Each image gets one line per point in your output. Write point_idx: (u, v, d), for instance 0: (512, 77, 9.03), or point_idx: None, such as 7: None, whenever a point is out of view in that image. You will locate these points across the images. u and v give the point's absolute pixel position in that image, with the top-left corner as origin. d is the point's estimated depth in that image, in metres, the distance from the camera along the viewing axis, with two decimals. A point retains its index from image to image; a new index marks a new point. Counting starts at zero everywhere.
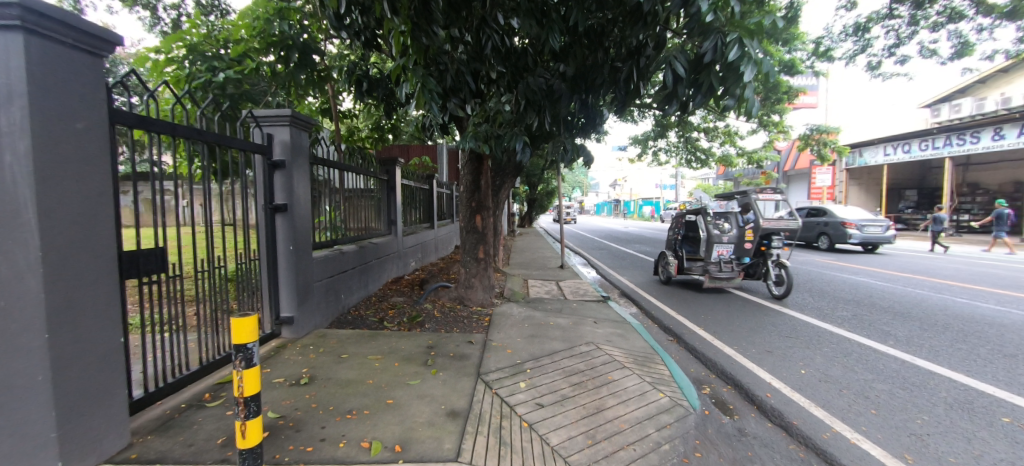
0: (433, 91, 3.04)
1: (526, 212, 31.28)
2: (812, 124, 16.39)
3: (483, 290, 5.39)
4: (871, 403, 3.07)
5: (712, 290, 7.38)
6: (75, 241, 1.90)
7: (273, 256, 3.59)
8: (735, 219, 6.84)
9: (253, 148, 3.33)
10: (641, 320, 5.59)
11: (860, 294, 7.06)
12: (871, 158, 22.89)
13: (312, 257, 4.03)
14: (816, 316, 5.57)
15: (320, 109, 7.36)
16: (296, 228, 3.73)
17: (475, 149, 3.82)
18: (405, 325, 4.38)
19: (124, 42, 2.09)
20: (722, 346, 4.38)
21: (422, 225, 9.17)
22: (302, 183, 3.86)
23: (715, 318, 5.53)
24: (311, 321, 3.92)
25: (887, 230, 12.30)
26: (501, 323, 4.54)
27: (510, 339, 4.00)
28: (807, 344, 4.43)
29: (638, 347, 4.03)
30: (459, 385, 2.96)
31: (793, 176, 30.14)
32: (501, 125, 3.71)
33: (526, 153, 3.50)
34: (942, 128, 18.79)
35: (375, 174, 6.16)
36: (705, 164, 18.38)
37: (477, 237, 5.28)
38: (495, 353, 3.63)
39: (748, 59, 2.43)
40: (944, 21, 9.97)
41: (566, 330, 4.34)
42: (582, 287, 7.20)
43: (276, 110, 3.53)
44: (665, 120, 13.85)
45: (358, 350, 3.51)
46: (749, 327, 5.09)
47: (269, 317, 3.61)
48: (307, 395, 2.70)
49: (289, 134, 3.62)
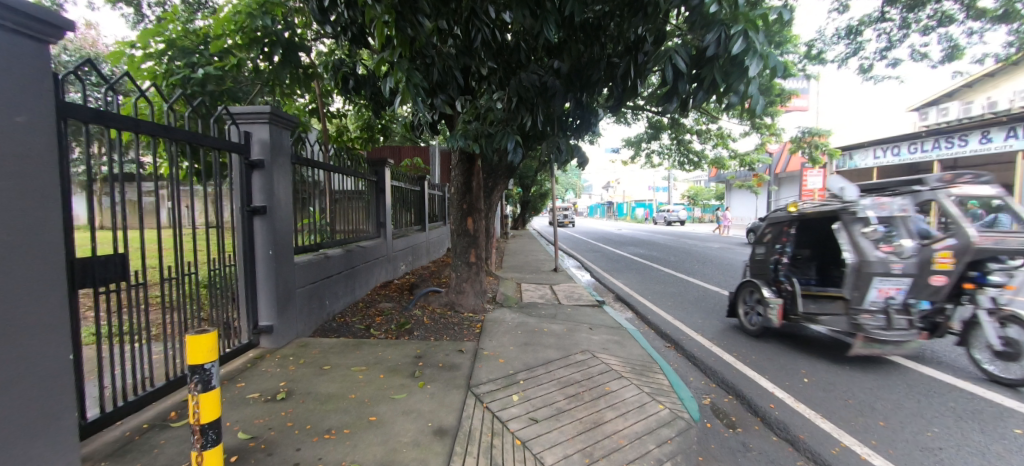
0: (419, 86, 2.87)
1: (519, 214, 31.11)
2: (804, 126, 16.48)
3: (474, 295, 5.22)
4: (878, 415, 2.95)
5: (709, 293, 7.28)
6: (13, 248, 1.69)
7: (250, 262, 3.38)
8: (907, 227, 3.50)
9: (228, 146, 3.11)
10: (638, 325, 5.46)
11: None
12: (861, 161, 23.14)
13: (293, 263, 3.82)
14: None
15: (307, 109, 7.15)
16: (276, 232, 3.51)
17: (465, 148, 3.61)
18: (393, 333, 4.19)
19: (75, 28, 1.88)
20: (721, 353, 4.26)
21: (413, 227, 8.97)
22: (282, 184, 3.65)
23: (712, 323, 5.41)
24: (291, 330, 3.70)
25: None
26: (493, 330, 4.36)
27: (502, 348, 3.82)
28: (807, 350, 4.32)
29: (635, 355, 3.88)
30: (448, 399, 2.77)
31: (784, 178, 30.45)
32: (492, 124, 3.53)
33: (517, 153, 3.33)
34: (931, 131, 19.03)
35: (364, 175, 5.99)
36: (697, 166, 18.35)
37: (468, 241, 5.11)
38: (486, 362, 3.46)
39: (753, 52, 2.31)
40: (933, 24, 10.04)
41: (561, 338, 4.18)
42: (577, 292, 7.04)
43: (254, 107, 3.32)
44: (659, 121, 13.80)
45: (341, 361, 3.31)
46: (747, 333, 4.97)
47: (246, 326, 3.40)
48: (282, 413, 2.49)
49: (268, 133, 3.40)
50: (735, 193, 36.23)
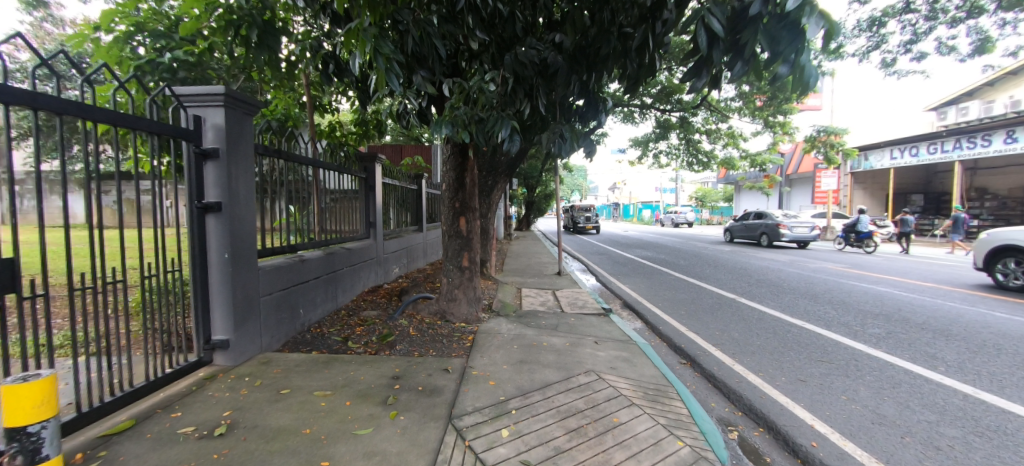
0: (389, 56, 2.35)
1: (524, 215, 30.45)
2: (819, 124, 15.79)
3: (468, 303, 4.73)
4: (947, 458, 2.44)
5: (725, 300, 6.73)
6: None
7: (203, 267, 2.91)
8: None
9: (172, 132, 2.64)
10: (648, 337, 4.95)
11: (887, 307, 6.42)
12: (877, 162, 22.35)
13: (259, 267, 3.36)
14: (846, 336, 4.91)
15: (294, 100, 6.69)
16: (235, 232, 3.04)
17: (452, 137, 3.08)
18: (373, 346, 3.73)
19: None
20: (746, 374, 3.73)
21: (409, 227, 8.53)
22: (243, 177, 3.18)
23: (732, 335, 4.89)
24: (253, 344, 3.22)
25: (811, 229, 15.99)
26: (486, 344, 3.88)
27: (493, 366, 3.34)
28: (844, 371, 3.80)
29: (648, 375, 3.38)
30: (422, 437, 2.27)
31: (795, 180, 29.69)
32: (483, 108, 3.05)
33: (511, 142, 2.83)
34: (951, 131, 18.26)
35: (351, 171, 5.57)
36: (706, 166, 17.70)
37: (461, 243, 4.64)
38: (474, 385, 2.97)
39: (812, 8, 1.78)
40: (963, 15, 9.40)
41: (561, 354, 3.68)
42: (582, 298, 6.51)
43: (206, 88, 2.85)
44: (667, 120, 13.28)
45: (304, 383, 2.82)
46: (771, 347, 4.45)
47: (197, 340, 2.93)
48: (215, 455, 1.99)
49: (223, 118, 2.93)
50: (743, 194, 35.42)
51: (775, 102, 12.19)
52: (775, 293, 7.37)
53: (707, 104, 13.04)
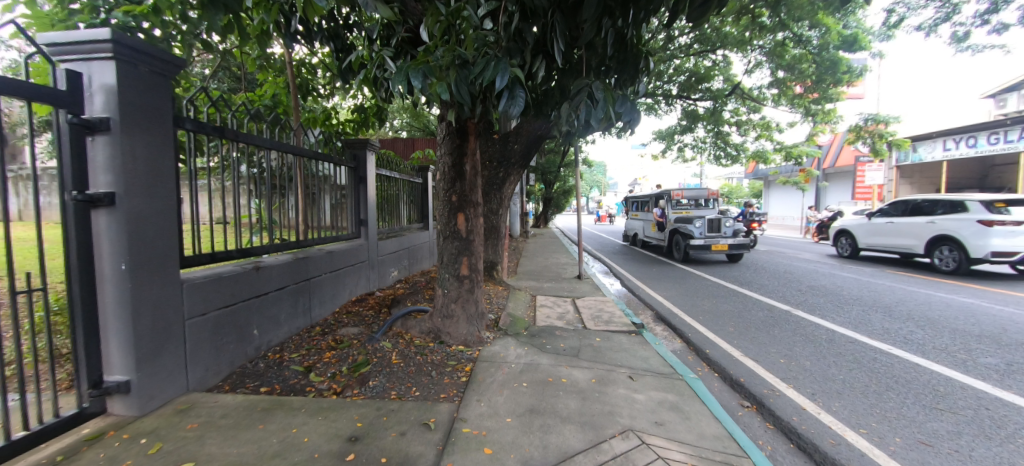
0: None
1: (541, 213, 29.62)
2: (866, 113, 14.01)
3: (467, 321, 3.83)
4: None
5: (779, 314, 5.65)
6: None
7: (88, 282, 2.09)
8: None
9: (31, 90, 1.79)
10: (694, 365, 3.95)
11: (986, 326, 5.18)
12: (926, 153, 20.35)
13: (183, 280, 2.53)
14: (958, 369, 3.79)
15: (278, 85, 5.86)
16: (139, 234, 2.21)
17: (428, 93, 2.21)
18: (342, 379, 2.89)
19: None
20: (847, 434, 2.66)
21: (413, 226, 7.76)
22: (153, 160, 2.33)
23: (805, 366, 3.82)
24: (170, 384, 2.41)
25: None
26: (485, 381, 2.97)
27: (492, 421, 2.40)
28: (986, 431, 2.71)
29: (710, 436, 2.37)
30: None
31: (831, 175, 27.77)
32: (473, 45, 2.13)
33: (507, 102, 2.00)
34: (1019, 119, 16.16)
35: (334, 159, 4.67)
36: (735, 160, 16.28)
37: (459, 246, 3.74)
38: (463, 457, 2.03)
39: None
40: None
41: (585, 398, 2.73)
42: (606, 310, 5.52)
43: (88, 34, 2.01)
44: (694, 110, 12.02)
45: (220, 450, 1.96)
46: (865, 387, 3.38)
47: (83, 384, 2.12)
48: None
49: (115, 76, 2.09)
50: (772, 190, 33.61)
51: (819, 87, 10.73)
52: (838, 305, 6.22)
53: (739, 92, 11.71)
